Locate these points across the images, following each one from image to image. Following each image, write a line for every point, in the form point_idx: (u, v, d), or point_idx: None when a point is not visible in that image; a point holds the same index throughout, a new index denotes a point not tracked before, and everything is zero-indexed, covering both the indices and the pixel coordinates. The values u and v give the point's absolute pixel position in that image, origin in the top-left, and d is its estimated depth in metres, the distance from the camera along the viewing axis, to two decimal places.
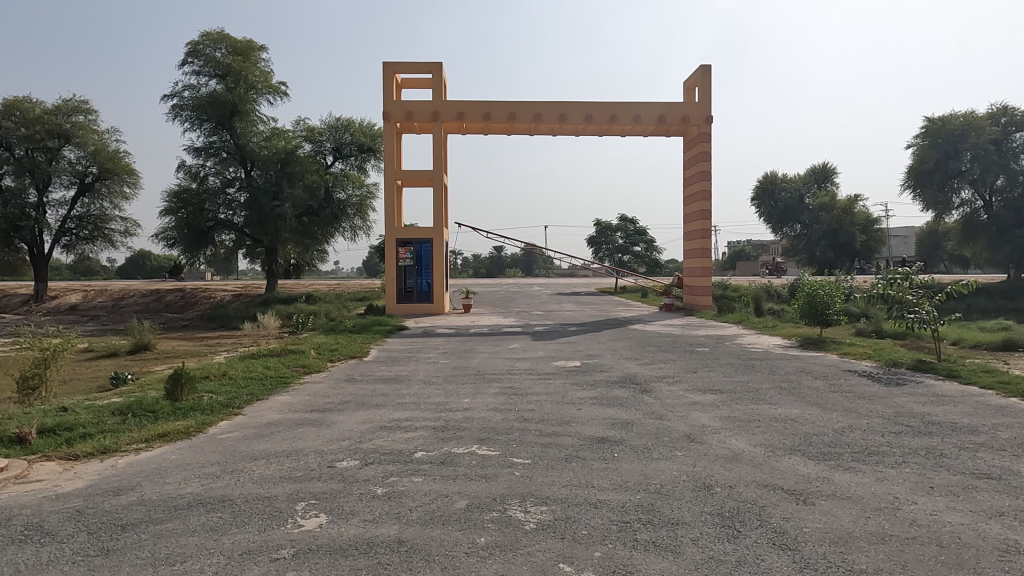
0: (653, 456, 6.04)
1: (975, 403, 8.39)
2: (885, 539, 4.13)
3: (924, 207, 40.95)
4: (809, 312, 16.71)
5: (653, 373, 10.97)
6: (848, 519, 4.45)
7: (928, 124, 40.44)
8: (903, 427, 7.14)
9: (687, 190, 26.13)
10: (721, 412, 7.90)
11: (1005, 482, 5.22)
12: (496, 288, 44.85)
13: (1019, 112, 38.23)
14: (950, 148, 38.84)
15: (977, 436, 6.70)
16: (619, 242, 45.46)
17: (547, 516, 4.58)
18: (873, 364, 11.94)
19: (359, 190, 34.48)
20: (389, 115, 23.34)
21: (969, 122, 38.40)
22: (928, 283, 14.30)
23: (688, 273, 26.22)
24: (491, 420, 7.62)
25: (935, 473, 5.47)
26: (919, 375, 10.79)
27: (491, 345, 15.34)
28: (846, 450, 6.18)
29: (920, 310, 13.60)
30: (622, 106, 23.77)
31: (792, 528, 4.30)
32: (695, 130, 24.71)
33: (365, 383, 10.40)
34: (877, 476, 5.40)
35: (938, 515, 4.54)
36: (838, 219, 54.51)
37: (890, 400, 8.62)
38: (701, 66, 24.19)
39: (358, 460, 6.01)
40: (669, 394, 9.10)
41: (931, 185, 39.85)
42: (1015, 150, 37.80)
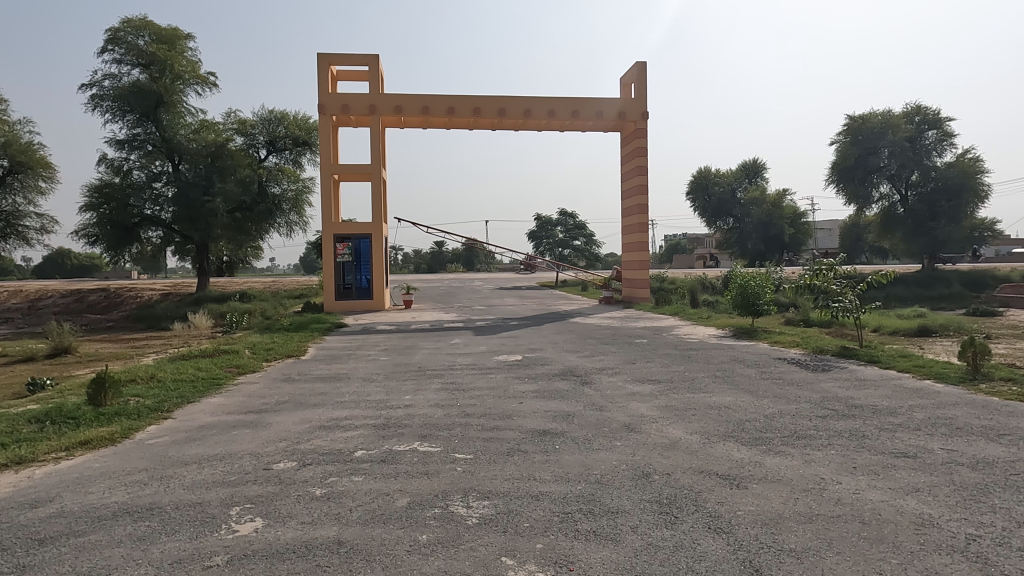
0: (594, 446, 6.13)
1: (893, 386, 8.89)
2: (812, 519, 4.31)
3: (847, 201, 42.75)
4: (741, 302, 17.28)
5: (594, 365, 11.12)
6: (779, 501, 4.62)
7: (849, 123, 42.44)
8: (829, 411, 7.48)
9: (624, 185, 26.61)
10: (659, 402, 8.08)
11: (920, 461, 5.54)
12: (437, 283, 44.60)
13: (931, 112, 40.50)
14: (870, 145, 40.83)
15: (895, 417, 7.10)
16: (559, 236, 45.95)
17: (489, 510, 4.58)
18: (801, 352, 12.47)
19: (294, 185, 33.98)
20: (324, 107, 22.83)
21: (886, 121, 40.53)
22: (850, 274, 14.97)
23: (627, 267, 26.70)
24: (432, 416, 7.57)
25: (857, 454, 5.75)
26: (843, 361, 11.35)
27: (433, 341, 15.23)
28: (776, 435, 6.44)
29: (844, 299, 14.26)
30: (561, 101, 23.95)
31: (727, 512, 4.44)
32: (632, 126, 25.13)
33: (303, 382, 10.17)
34: (805, 459, 5.65)
35: (861, 493, 4.77)
36: (768, 213, 56.20)
37: (816, 386, 9.03)
38: (637, 62, 24.67)
39: (295, 462, 5.86)
40: (608, 385, 9.26)
41: (852, 179, 41.82)
42: (928, 147, 40.11)
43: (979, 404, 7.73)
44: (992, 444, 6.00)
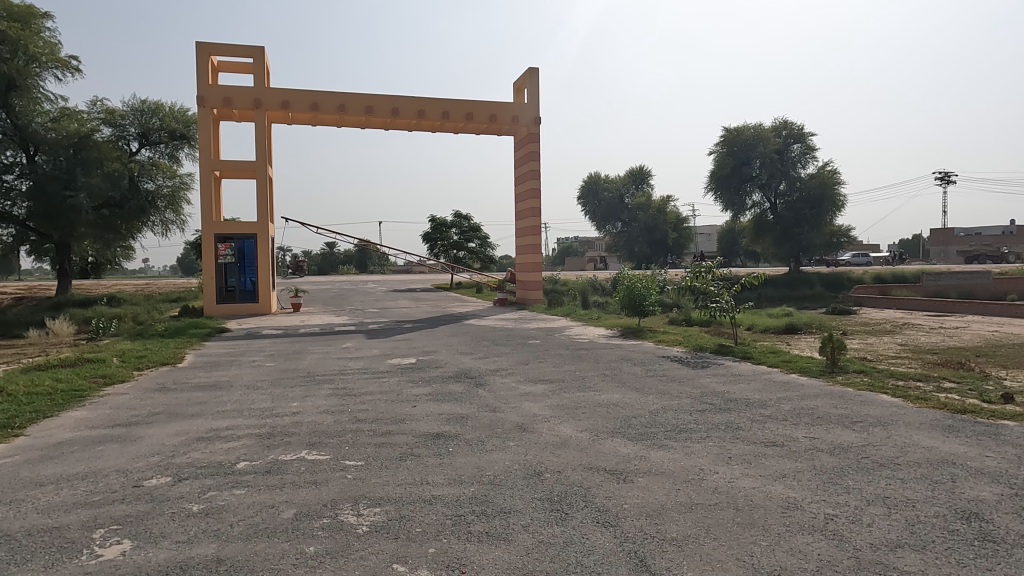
0: (487, 447, 6.17)
1: (764, 380, 9.60)
2: (692, 508, 4.55)
3: (723, 208, 45.54)
4: (628, 303, 18.00)
5: (487, 367, 11.18)
6: (662, 493, 4.84)
7: (725, 133, 45.16)
8: (707, 405, 7.95)
9: (518, 189, 27.00)
10: (551, 401, 8.25)
11: (787, 448, 6.00)
12: (328, 285, 43.18)
13: (796, 126, 44.01)
14: (743, 156, 43.72)
15: (765, 409, 7.66)
16: (454, 238, 45.79)
17: (380, 517, 4.48)
18: (683, 350, 13.18)
19: (171, 180, 31.75)
20: (203, 99, 21.51)
21: (758, 133, 43.53)
22: (726, 275, 16.01)
23: (520, 269, 27.08)
24: (321, 423, 7.32)
25: (733, 445, 6.15)
26: (720, 357, 12.10)
27: (322, 345, 14.72)
28: (659, 430, 6.75)
29: (721, 300, 15.22)
30: (455, 103, 23.96)
31: (614, 506, 4.60)
32: (525, 131, 25.60)
33: (178, 391, 9.50)
34: (686, 451, 5.96)
35: (735, 481, 5.10)
36: (653, 218, 58.88)
37: (696, 381, 9.56)
38: (530, 68, 25.10)
39: (170, 477, 5.47)
40: (502, 386, 9.34)
41: (728, 188, 44.62)
42: (793, 159, 43.57)
43: (836, 394, 8.49)
44: (846, 430, 6.61)
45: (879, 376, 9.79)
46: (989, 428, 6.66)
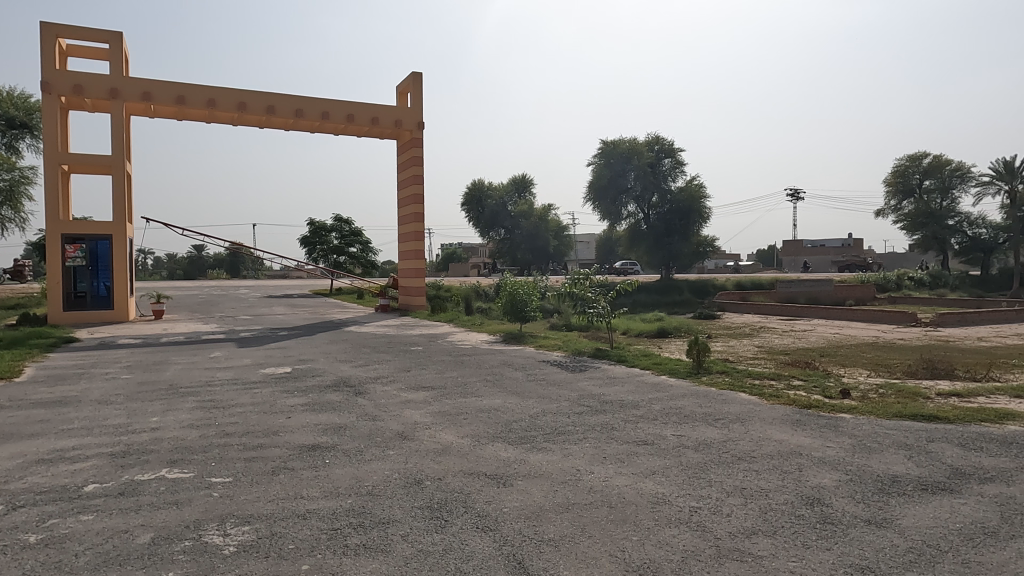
0: (366, 457, 6.02)
1: (637, 382, 10.09)
2: (569, 508, 4.68)
3: (601, 217, 47.45)
4: (510, 309, 18.26)
5: (367, 374, 10.94)
6: (541, 495, 4.94)
7: (602, 146, 47.02)
8: (584, 407, 8.24)
9: (400, 193, 26.70)
10: (432, 408, 8.19)
11: (657, 446, 6.34)
12: (195, 291, 40.48)
13: (667, 142, 46.64)
14: (619, 168, 45.79)
15: (637, 409, 8.05)
16: (334, 242, 44.38)
17: (249, 536, 4.25)
18: (562, 354, 13.55)
19: (9, 174, 28.35)
20: (49, 86, 19.50)
21: (632, 147, 45.75)
22: (602, 282, 16.65)
23: (403, 275, 26.74)
24: (185, 438, 6.83)
25: (608, 445, 6.40)
26: (597, 361, 12.57)
27: (187, 355, 13.74)
28: (538, 432, 6.90)
29: (598, 306, 15.74)
30: (335, 104, 23.31)
31: (493, 510, 4.64)
32: (407, 135, 25.37)
33: (15, 409, 8.51)
34: (564, 453, 6.13)
35: (610, 480, 5.31)
36: (535, 226, 60.59)
37: (574, 384, 9.87)
38: (413, 72, 24.90)
39: (2, 507, 4.88)
40: (382, 394, 9.17)
41: (605, 199, 46.53)
42: (664, 173, 46.21)
43: (701, 394, 9.07)
44: (709, 427, 7.09)
45: (738, 376, 10.58)
46: (830, 421, 7.39)
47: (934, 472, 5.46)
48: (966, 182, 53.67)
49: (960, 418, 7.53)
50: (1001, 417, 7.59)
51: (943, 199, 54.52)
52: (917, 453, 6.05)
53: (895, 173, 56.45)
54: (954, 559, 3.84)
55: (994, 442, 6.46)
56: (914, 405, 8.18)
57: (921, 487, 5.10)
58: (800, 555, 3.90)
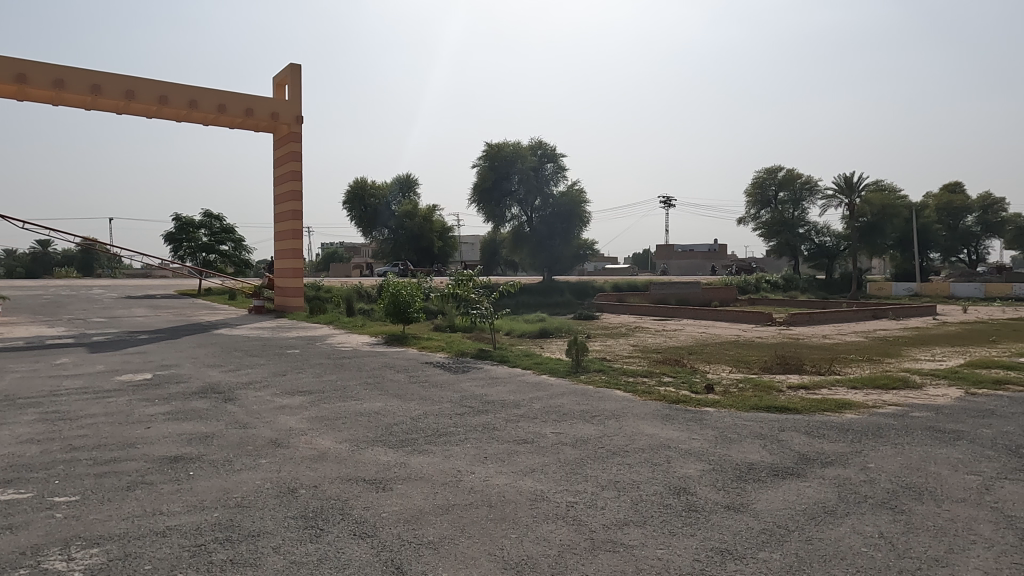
0: (235, 467, 5.69)
1: (518, 382, 10.25)
2: (449, 509, 4.67)
3: (485, 219, 47.75)
4: (392, 310, 17.96)
5: (238, 379, 10.33)
6: (420, 498, 4.90)
7: (487, 148, 47.28)
8: (467, 407, 8.26)
9: (276, 190, 25.53)
10: (309, 413, 7.88)
11: (536, 444, 6.47)
12: (38, 291, 36.51)
13: (549, 147, 47.73)
14: (503, 171, 46.30)
15: (518, 408, 8.18)
16: (203, 240, 41.60)
17: (98, 559, 3.89)
18: (445, 356, 13.51)
19: None
20: None
21: (516, 151, 46.38)
22: (485, 283, 16.74)
23: (279, 274, 25.56)
24: (23, 455, 6.12)
25: (488, 444, 6.46)
26: (479, 361, 12.65)
27: (27, 362, 12.35)
28: (419, 435, 6.83)
29: (481, 307, 15.82)
30: (204, 92, 21.90)
31: (371, 515, 4.54)
32: (284, 129, 24.35)
33: None
34: (445, 454, 6.11)
35: (490, 480, 5.35)
36: (419, 226, 59.70)
37: (457, 385, 9.87)
38: (290, 63, 23.94)
39: None
40: (255, 400, 8.70)
41: (490, 201, 46.90)
42: (547, 178, 47.27)
43: (579, 392, 9.38)
44: (586, 424, 7.34)
45: (614, 374, 11.04)
46: (695, 415, 7.89)
47: (784, 458, 5.98)
48: (814, 195, 59.15)
49: (807, 408, 8.29)
50: (841, 407, 8.43)
51: (794, 210, 59.76)
52: (769, 442, 6.60)
53: (755, 185, 61.22)
54: (800, 537, 4.22)
55: (835, 429, 7.17)
56: (770, 398, 8.90)
57: (774, 473, 5.56)
58: (667, 542, 4.13)
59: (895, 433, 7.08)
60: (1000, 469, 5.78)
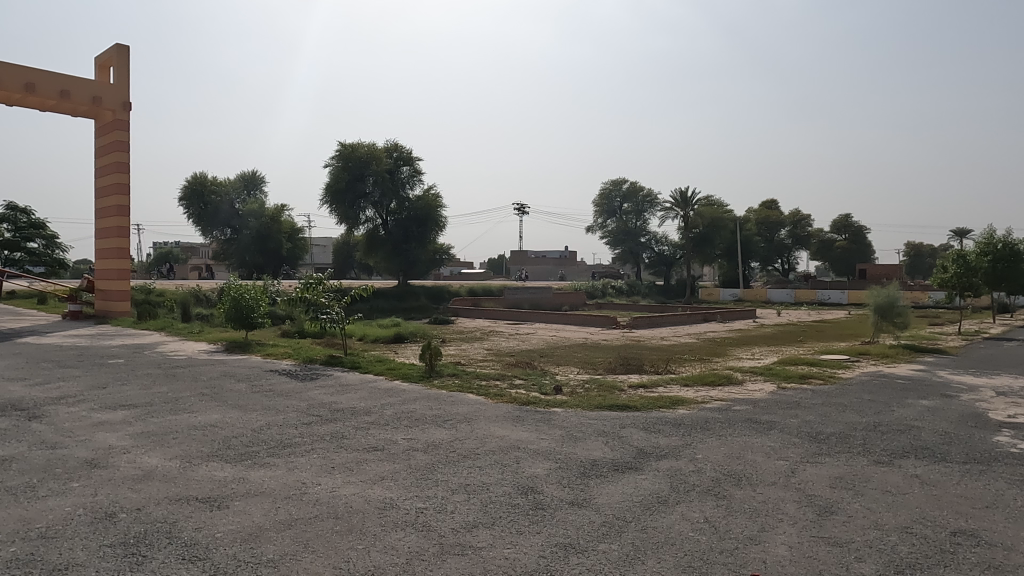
0: (39, 494, 5.01)
1: (370, 388, 9.99)
2: (291, 524, 4.45)
3: (338, 221, 46.02)
4: (234, 315, 16.82)
5: (47, 394, 9.12)
6: (260, 514, 4.62)
7: (340, 148, 45.81)
8: (314, 417, 7.93)
9: (98, 182, 22.97)
10: (132, 430, 7.14)
11: (387, 452, 6.36)
12: None
13: (405, 150, 47.26)
14: (357, 172, 45.09)
15: (369, 416, 7.98)
16: (5, 236, 36.44)
17: None
18: (292, 363, 12.86)
19: None
20: None
21: (371, 152, 45.45)
22: (336, 287, 16.23)
23: (101, 276, 22.99)
24: None
25: (336, 454, 6.24)
26: (329, 368, 12.18)
27: None
28: (261, 448, 6.45)
29: (331, 312, 15.36)
30: (8, 68, 19.23)
31: (204, 536, 4.22)
32: (108, 115, 22.01)
33: None
34: (288, 467, 5.82)
35: (337, 490, 5.18)
36: (265, 226, 56.17)
37: (304, 394, 9.44)
38: (117, 43, 21.72)
39: None
40: (67, 417, 7.74)
41: (343, 202, 45.30)
42: (402, 181, 46.79)
43: (432, 396, 9.35)
44: (438, 429, 7.33)
45: (467, 378, 11.12)
46: (543, 415, 8.15)
47: (624, 454, 6.35)
48: (654, 207, 63.53)
49: (645, 406, 8.87)
50: (674, 403, 9.11)
51: (637, 220, 63.90)
52: (611, 439, 6.98)
53: (601, 196, 64.61)
54: (636, 526, 4.49)
55: (669, 424, 7.73)
56: (612, 397, 9.41)
57: (614, 468, 5.88)
58: (514, 541, 4.22)
59: (719, 425, 7.78)
60: (803, 454, 6.54)
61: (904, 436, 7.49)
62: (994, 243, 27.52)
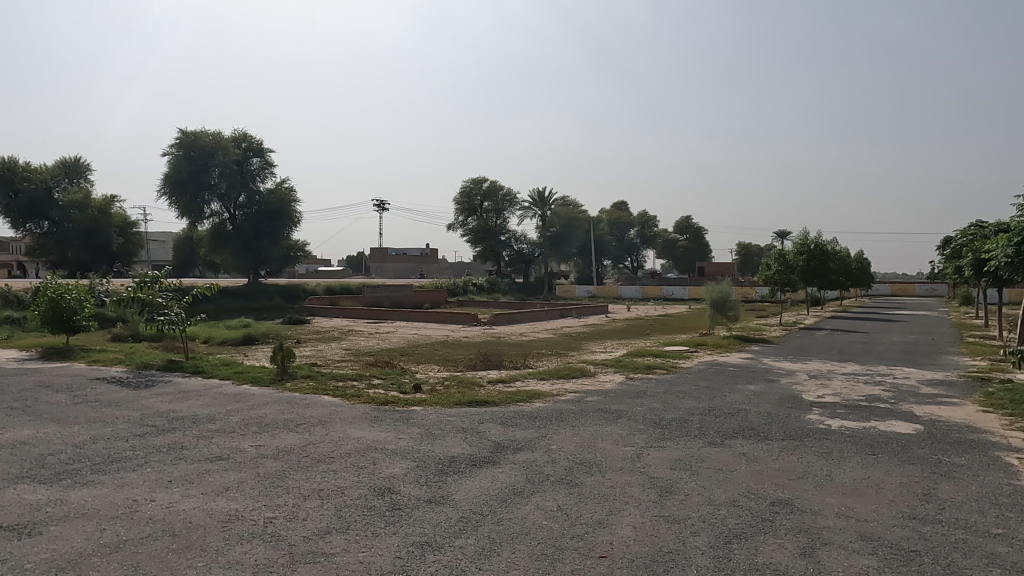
0: None
1: (215, 394, 9.33)
2: (118, 547, 4.05)
3: (178, 214, 42.27)
4: (52, 319, 15.00)
5: None
6: (82, 538, 4.17)
7: (181, 136, 42.28)
8: (148, 427, 7.26)
9: None
10: None
11: (233, 460, 5.97)
12: None
13: (255, 141, 44.70)
14: (201, 162, 41.83)
15: (213, 423, 7.46)
16: None
17: None
18: (122, 370, 11.71)
19: None
20: None
21: (216, 141, 42.40)
22: (176, 285, 14.98)
23: None
24: None
25: (174, 467, 5.76)
26: (167, 374, 11.22)
27: None
28: (84, 464, 5.80)
29: (169, 312, 14.08)
30: None
31: (11, 570, 3.72)
32: None
33: None
34: (117, 484, 5.28)
35: (175, 505, 4.78)
36: (93, 219, 50.65)
37: (138, 403, 8.62)
38: None
39: None
40: None
41: (184, 194, 41.69)
42: (251, 173, 44.17)
43: (284, 400, 8.91)
44: (290, 433, 7.00)
45: (322, 379, 10.74)
46: (402, 414, 8.08)
47: (482, 449, 6.45)
48: (513, 206, 64.75)
49: (504, 400, 9.08)
50: (530, 397, 9.38)
51: (497, 218, 64.83)
52: (469, 434, 7.04)
53: (462, 193, 64.83)
54: (492, 519, 4.57)
55: (525, 418, 7.94)
56: (472, 393, 9.49)
57: (471, 464, 5.93)
58: (369, 544, 4.14)
59: (573, 417, 8.09)
60: (648, 440, 7.00)
61: (734, 419, 8.26)
62: (808, 243, 31.05)
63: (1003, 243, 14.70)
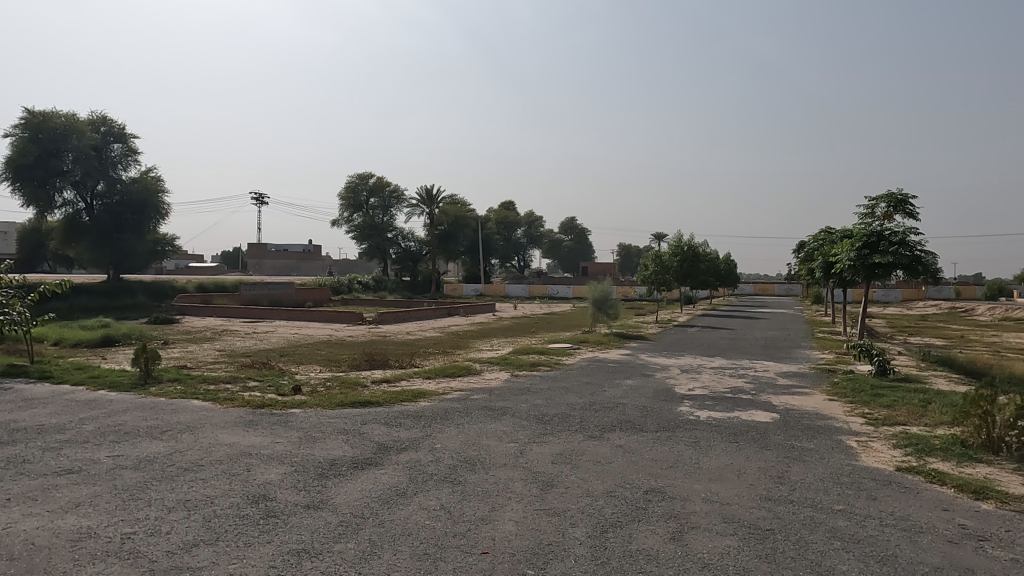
0: None
1: (65, 402, 8.47)
2: None
3: (23, 203, 37.71)
4: None
5: None
6: None
7: (27, 116, 37.68)
8: None
9: None
10: None
11: (85, 473, 5.46)
12: None
13: (116, 125, 41.25)
14: (51, 146, 37.53)
15: (63, 434, 6.77)
16: None
17: None
18: None
19: None
20: None
21: (70, 123, 38.48)
22: (19, 281, 13.47)
23: None
24: None
25: (14, 484, 5.17)
26: (8, 381, 10.04)
27: None
28: None
29: (12, 312, 12.65)
30: None
31: None
32: None
33: None
34: None
35: (14, 526, 4.31)
36: None
37: None
38: None
39: None
40: None
41: (30, 181, 37.20)
42: (111, 160, 40.65)
43: (146, 406, 8.25)
44: (153, 442, 6.49)
45: (191, 382, 10.05)
46: (280, 417, 7.73)
47: (364, 450, 6.30)
48: (400, 203, 63.82)
49: (388, 400, 8.92)
50: (415, 396, 9.29)
51: (384, 215, 63.64)
52: (351, 436, 6.86)
53: (347, 189, 63.04)
54: (374, 522, 4.48)
55: (410, 417, 7.85)
56: (354, 394, 9.26)
57: (353, 466, 5.78)
58: (241, 555, 3.93)
59: (458, 415, 8.10)
60: (531, 436, 7.13)
61: (612, 412, 8.61)
62: (682, 245, 32.97)
63: (848, 247, 16.31)
